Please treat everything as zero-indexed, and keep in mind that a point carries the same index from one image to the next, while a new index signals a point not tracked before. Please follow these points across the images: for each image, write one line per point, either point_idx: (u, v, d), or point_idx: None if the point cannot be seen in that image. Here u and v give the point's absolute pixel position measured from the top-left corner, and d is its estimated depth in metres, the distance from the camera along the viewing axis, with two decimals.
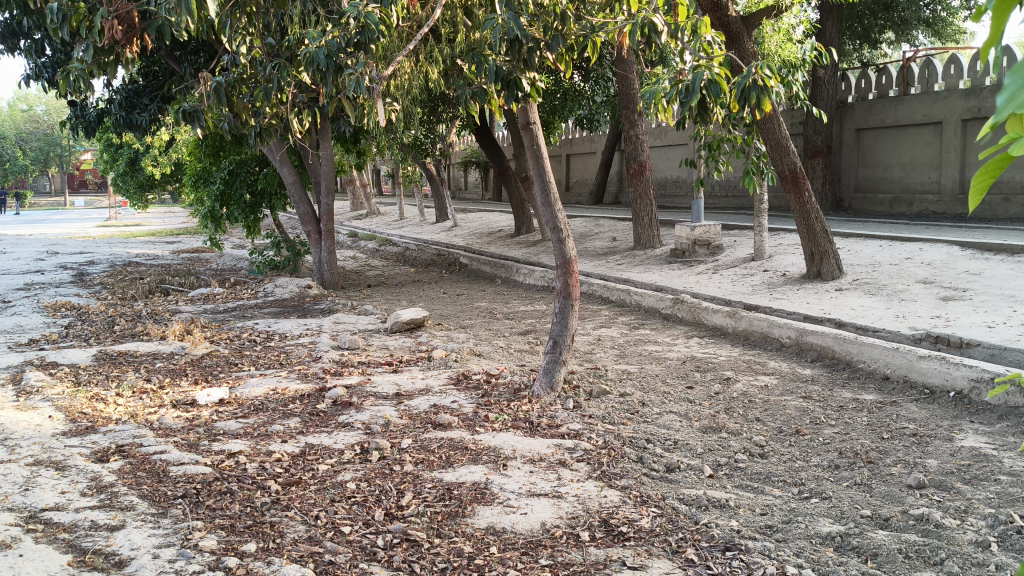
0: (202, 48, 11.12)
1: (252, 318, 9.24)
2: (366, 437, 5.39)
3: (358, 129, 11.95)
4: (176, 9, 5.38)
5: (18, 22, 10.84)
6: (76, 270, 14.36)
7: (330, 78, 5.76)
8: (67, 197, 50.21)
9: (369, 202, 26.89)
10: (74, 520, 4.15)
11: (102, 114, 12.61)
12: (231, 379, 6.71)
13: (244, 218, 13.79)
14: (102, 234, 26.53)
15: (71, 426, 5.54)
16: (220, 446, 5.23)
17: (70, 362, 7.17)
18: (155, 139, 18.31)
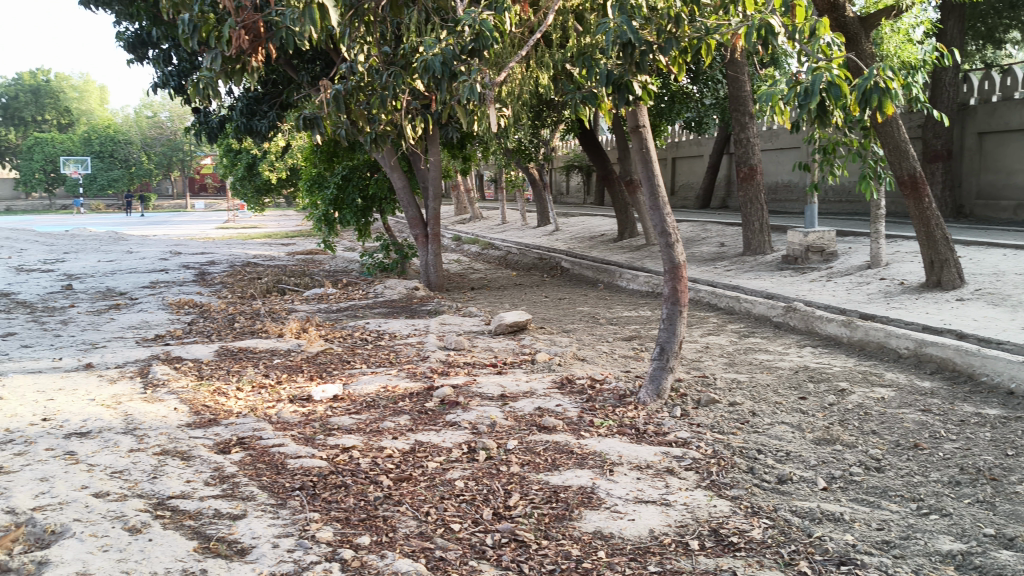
0: (318, 56, 11.48)
1: (364, 317, 9.47)
2: (474, 436, 5.46)
3: (465, 134, 12.12)
4: (299, 19, 5.60)
5: (147, 32, 11.41)
6: (198, 270, 15.01)
7: (445, 85, 5.87)
8: (188, 201, 52.45)
9: (473, 206, 27.25)
10: (199, 508, 4.34)
11: (224, 120, 13.14)
12: (345, 376, 6.90)
13: (355, 221, 14.14)
14: (222, 237, 27.14)
15: (195, 417, 5.80)
16: (334, 441, 5.39)
17: (194, 357, 7.50)
18: (272, 144, 19.01)
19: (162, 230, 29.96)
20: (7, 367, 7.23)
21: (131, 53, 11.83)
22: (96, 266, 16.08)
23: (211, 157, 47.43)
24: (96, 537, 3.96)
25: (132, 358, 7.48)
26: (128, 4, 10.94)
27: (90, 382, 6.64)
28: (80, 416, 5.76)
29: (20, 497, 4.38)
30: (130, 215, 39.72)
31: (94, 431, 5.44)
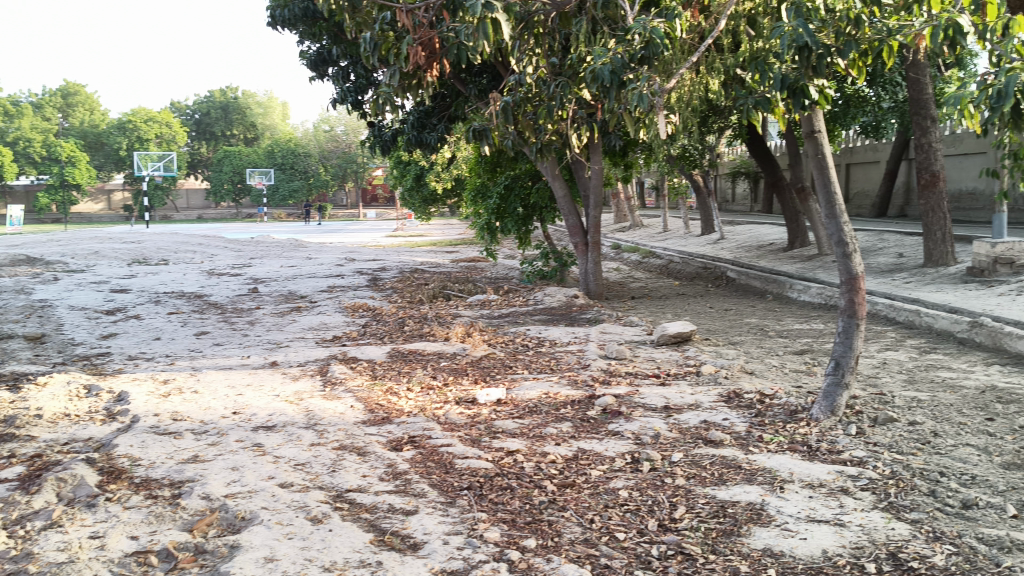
0: (485, 70, 11.79)
1: (525, 324, 9.63)
2: (637, 447, 5.45)
3: (629, 142, 12.12)
4: (473, 33, 5.81)
5: (328, 51, 12.09)
6: (370, 276, 15.70)
7: (614, 94, 5.94)
8: (359, 209, 54.87)
9: (633, 215, 27.20)
10: (374, 502, 4.55)
11: (396, 133, 13.70)
12: (508, 381, 7.04)
13: (516, 230, 14.44)
14: (392, 244, 28.33)
15: (370, 415, 6.08)
16: (500, 444, 5.51)
17: (368, 358, 7.86)
18: (439, 156, 19.68)
19: (337, 238, 31.54)
20: (202, 363, 7.82)
21: (313, 70, 12.53)
22: (278, 271, 17.13)
23: (380, 168, 49.47)
24: (282, 525, 4.22)
25: (311, 357, 7.92)
26: (312, 24, 11.62)
27: (274, 379, 7.08)
28: (266, 410, 6.15)
29: (214, 484, 4.73)
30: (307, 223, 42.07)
31: (279, 425, 5.80)
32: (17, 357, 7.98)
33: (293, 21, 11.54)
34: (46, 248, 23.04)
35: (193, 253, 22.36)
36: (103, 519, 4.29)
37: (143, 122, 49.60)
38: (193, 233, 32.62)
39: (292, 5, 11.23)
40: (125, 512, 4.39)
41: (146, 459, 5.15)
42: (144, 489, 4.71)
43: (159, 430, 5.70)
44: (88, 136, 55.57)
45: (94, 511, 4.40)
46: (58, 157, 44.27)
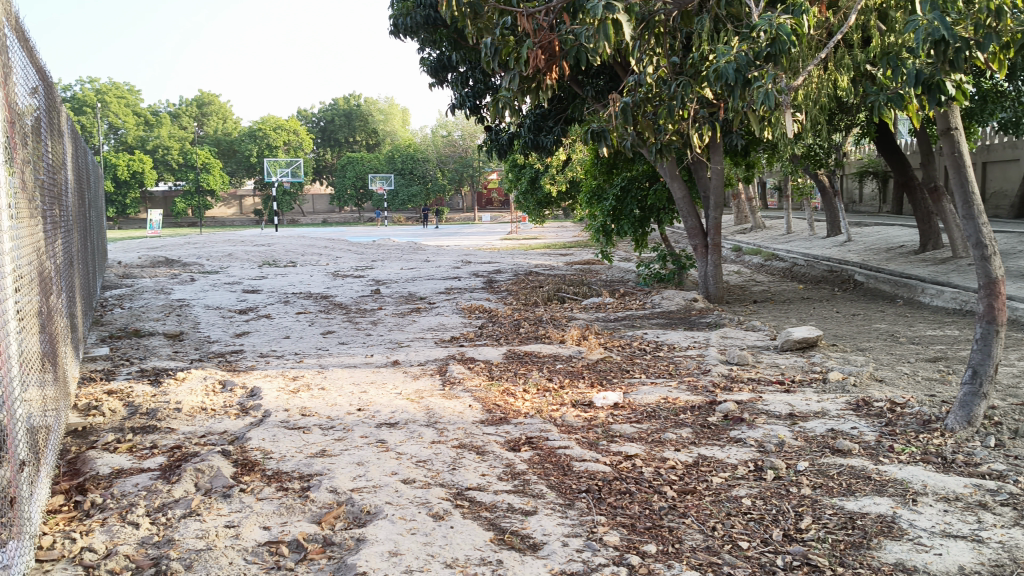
0: (603, 71, 11.76)
1: (642, 328, 9.54)
2: (760, 454, 5.33)
3: (751, 141, 11.85)
4: (593, 35, 5.84)
5: (448, 57, 12.34)
6: (487, 278, 15.90)
7: (739, 93, 5.87)
8: (476, 212, 55.62)
9: (754, 216, 26.64)
10: (494, 501, 4.60)
11: (512, 137, 13.82)
12: (625, 385, 6.99)
13: (633, 232, 14.29)
14: (509, 246, 28.65)
15: (488, 415, 6.15)
16: (618, 447, 5.48)
17: (485, 358, 7.95)
18: (555, 158, 19.77)
19: (455, 241, 32.16)
20: (327, 361, 8.08)
21: (433, 77, 12.88)
22: (399, 273, 17.57)
23: (496, 171, 50.02)
24: (405, 520, 4.32)
25: (431, 357, 8.07)
26: (433, 31, 11.84)
27: (395, 378, 7.26)
28: (388, 408, 6.31)
29: (341, 478, 4.88)
30: (426, 226, 42.96)
31: (401, 423, 5.94)
32: (158, 353, 8.45)
33: (415, 29, 11.79)
34: (186, 250, 24.38)
35: (319, 255, 23.20)
36: (237, 510, 4.49)
37: (271, 130, 51.78)
38: (319, 237, 33.87)
39: (414, 13, 11.46)
40: (258, 503, 4.58)
41: (277, 452, 5.37)
42: (275, 481, 4.91)
43: (288, 425, 5.92)
44: (222, 144, 58.43)
45: (229, 501, 4.61)
46: (194, 165, 46.73)
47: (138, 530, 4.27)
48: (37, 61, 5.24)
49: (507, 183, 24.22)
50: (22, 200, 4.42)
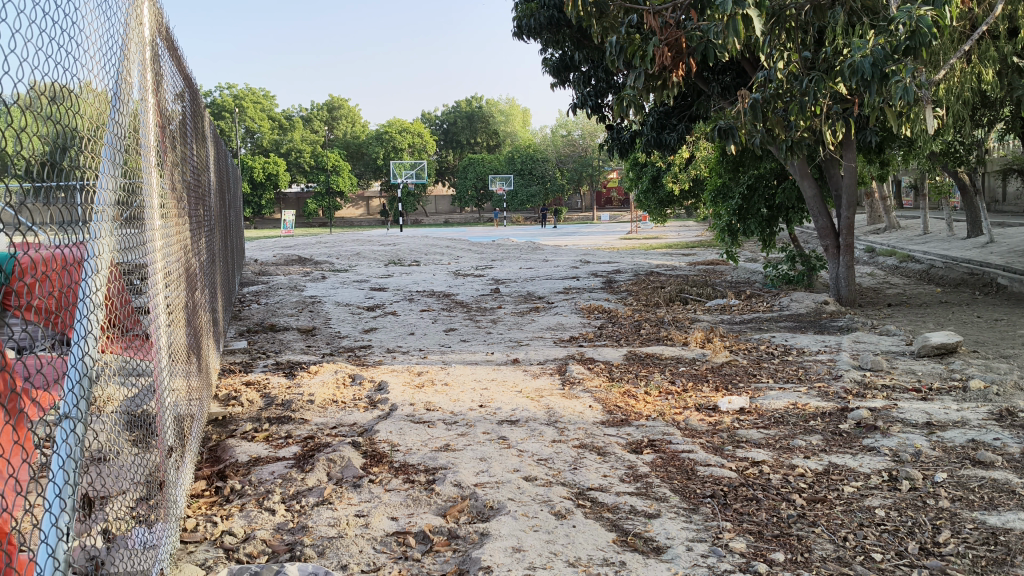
0: (730, 66, 11.52)
1: (769, 331, 9.30)
2: (895, 464, 5.13)
3: (885, 138, 11.41)
4: (723, 31, 5.81)
5: (571, 57, 12.46)
6: (608, 278, 15.86)
7: (876, 88, 5.70)
8: (595, 211, 55.52)
9: (888, 215, 25.62)
10: (616, 502, 4.58)
11: (634, 135, 13.86)
12: (751, 390, 6.83)
13: (760, 232, 14.12)
14: (630, 245, 28.50)
15: (609, 416, 6.13)
16: (744, 453, 5.36)
17: (606, 359, 7.93)
18: (678, 156, 19.56)
19: (574, 240, 32.27)
20: (450, 358, 8.24)
21: (555, 77, 13.02)
22: (520, 272, 17.72)
23: (616, 170, 49.80)
24: (528, 517, 4.36)
25: (552, 357, 8.11)
26: (556, 32, 11.84)
27: (517, 376, 7.33)
28: (510, 405, 6.38)
29: (465, 473, 4.96)
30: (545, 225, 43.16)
31: (522, 420, 5.99)
32: (292, 347, 8.80)
33: (538, 30, 11.82)
34: (317, 249, 25.32)
35: (443, 254, 23.70)
36: (367, 500, 4.64)
37: (395, 132, 53.13)
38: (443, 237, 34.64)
39: (537, 14, 11.50)
40: (386, 494, 4.71)
41: (404, 445, 5.50)
42: (402, 473, 5.04)
43: (414, 418, 6.07)
44: (350, 146, 60.36)
45: (358, 491, 4.76)
46: (325, 167, 48.53)
47: (274, 516, 4.46)
48: (183, 67, 5.50)
49: (629, 181, 24.22)
50: (171, 202, 4.65)
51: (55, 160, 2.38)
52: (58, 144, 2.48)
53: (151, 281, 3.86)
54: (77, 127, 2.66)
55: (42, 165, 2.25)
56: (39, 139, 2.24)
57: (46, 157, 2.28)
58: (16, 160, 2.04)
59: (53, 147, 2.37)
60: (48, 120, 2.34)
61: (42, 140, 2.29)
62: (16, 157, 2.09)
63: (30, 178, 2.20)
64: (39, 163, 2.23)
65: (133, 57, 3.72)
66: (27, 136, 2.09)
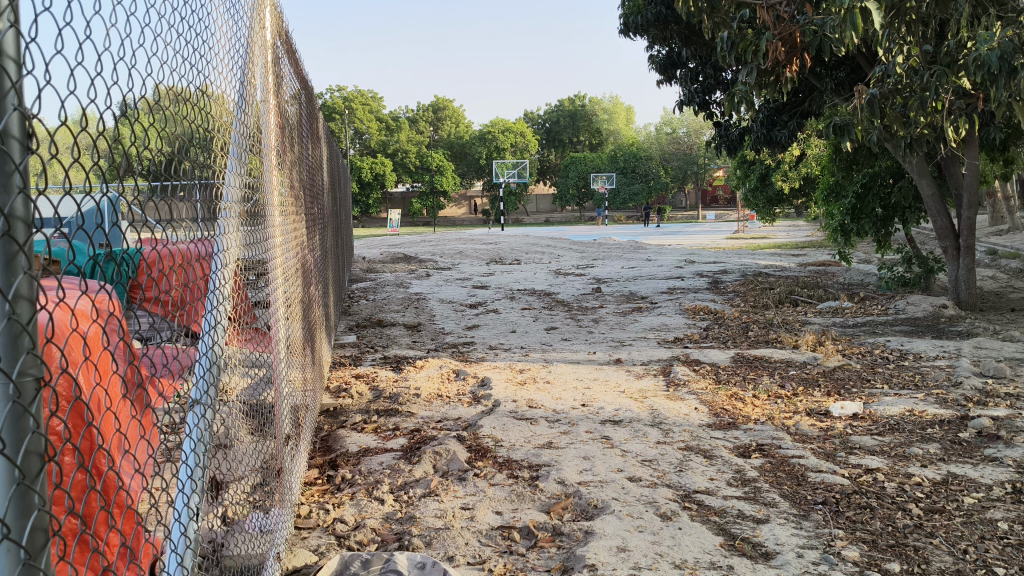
0: (844, 61, 11.21)
1: (884, 335, 8.99)
2: (1019, 476, 4.88)
3: (1010, 135, 10.88)
4: (839, 24, 5.68)
5: (678, 53, 12.35)
6: (713, 278, 15.61)
7: (1002, 83, 5.47)
8: (699, 211, 54.65)
9: (1013, 216, 24.38)
10: (724, 506, 4.51)
11: (742, 132, 13.64)
12: (865, 395, 6.62)
13: (874, 232, 13.67)
14: (737, 245, 27.96)
15: (715, 419, 6.04)
16: (857, 460, 5.20)
17: (712, 361, 7.82)
18: (788, 153, 19.11)
19: (676, 241, 31.91)
20: (553, 356, 8.26)
21: (661, 74, 12.97)
22: (624, 271, 17.61)
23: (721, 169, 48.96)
24: (633, 517, 4.34)
25: (656, 358, 8.04)
26: (663, 28, 11.75)
27: (620, 376, 7.30)
28: (613, 405, 6.35)
29: (569, 471, 4.97)
30: (648, 225, 42.77)
31: (626, 421, 5.97)
32: (398, 342, 8.98)
33: (645, 27, 11.75)
34: (422, 248, 25.80)
35: (546, 253, 23.77)
36: (472, 493, 4.70)
37: (498, 132, 53.59)
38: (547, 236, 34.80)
39: (645, 10, 11.43)
40: (491, 488, 4.77)
41: (507, 441, 5.55)
42: (507, 468, 5.08)
43: (518, 415, 6.12)
44: (454, 146, 61.19)
45: (463, 484, 4.83)
46: (430, 167, 49.39)
47: (382, 505, 4.57)
48: (301, 69, 5.64)
49: (737, 179, 23.83)
50: (289, 199, 4.83)
51: (182, 157, 2.49)
52: (187, 141, 2.60)
53: (270, 276, 4.00)
54: (206, 127, 2.78)
55: (170, 161, 2.36)
56: (169, 139, 2.36)
57: (174, 153, 2.39)
58: (142, 159, 2.16)
59: (181, 144, 2.47)
60: (178, 118, 2.45)
61: (173, 137, 2.40)
62: (145, 154, 2.19)
63: (156, 176, 2.30)
64: (168, 159, 2.34)
65: (256, 60, 3.87)
66: (156, 136, 2.19)
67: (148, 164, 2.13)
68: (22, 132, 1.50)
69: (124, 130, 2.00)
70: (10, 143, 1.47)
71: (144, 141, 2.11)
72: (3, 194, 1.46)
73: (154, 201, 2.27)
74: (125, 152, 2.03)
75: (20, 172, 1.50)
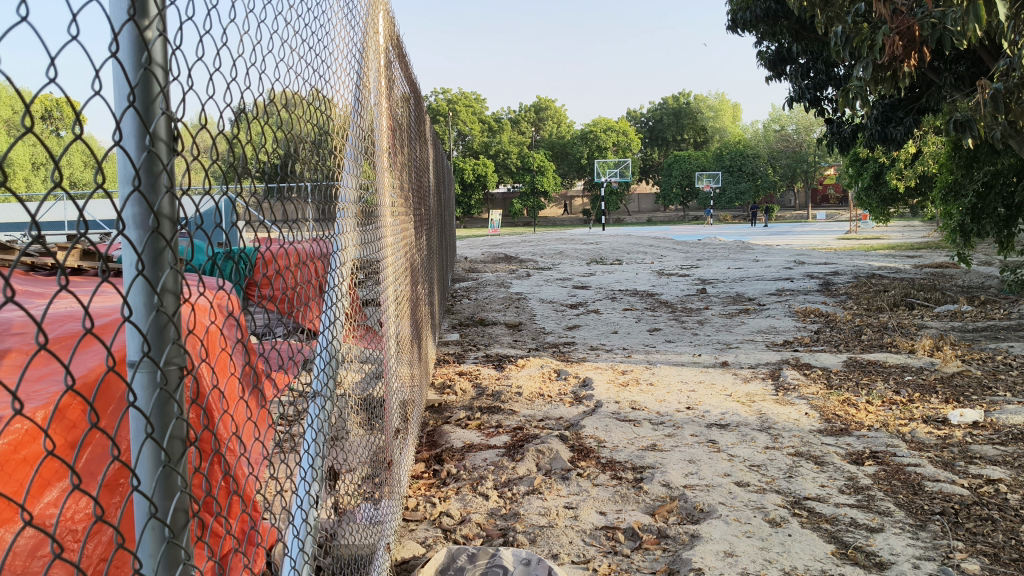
0: (965, 56, 10.80)
1: (1007, 340, 8.58)
2: None
3: None
4: (962, 16, 5.49)
5: (789, 49, 12.14)
6: (823, 279, 15.20)
7: None
8: (808, 210, 53.17)
9: None
10: (835, 514, 4.39)
11: (855, 129, 13.27)
12: (987, 403, 6.34)
13: (996, 233, 13.15)
14: (850, 245, 27.10)
15: (826, 424, 5.88)
16: (978, 470, 4.99)
17: (823, 365, 7.61)
18: (903, 151, 18.48)
19: (784, 240, 31.16)
20: (656, 358, 8.20)
21: (770, 70, 12.77)
22: (729, 272, 17.32)
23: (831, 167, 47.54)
24: (740, 522, 4.27)
25: (764, 361, 7.88)
26: (773, 24, 11.51)
27: (727, 379, 7.19)
28: (719, 409, 6.26)
29: (674, 473, 4.93)
30: (754, 225, 41.90)
31: (732, 425, 5.87)
32: (500, 341, 9.07)
33: (754, 23, 11.53)
34: (525, 247, 25.99)
35: (647, 253, 23.58)
36: (576, 492, 4.71)
37: (600, 132, 53.48)
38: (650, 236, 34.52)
39: (754, 6, 11.24)
40: (594, 488, 4.77)
41: (610, 441, 5.54)
42: (610, 469, 5.07)
43: (621, 416, 6.10)
44: (556, 146, 61.33)
45: (567, 483, 4.85)
46: (531, 167, 49.68)
47: (487, 501, 4.63)
48: (411, 73, 5.77)
49: (849, 177, 23.16)
50: (399, 200, 4.94)
51: (296, 158, 2.55)
52: (302, 143, 2.67)
53: (381, 275, 4.10)
54: (321, 130, 2.85)
55: (283, 161, 2.42)
56: (284, 141, 2.42)
57: (289, 155, 2.46)
58: (257, 160, 2.22)
59: (295, 146, 2.54)
60: (294, 121, 2.51)
61: (290, 138, 2.47)
62: (262, 155, 2.25)
63: (270, 177, 2.36)
64: (280, 161, 2.40)
65: (371, 65, 3.97)
66: (271, 136, 2.25)
67: (261, 165, 2.19)
68: (168, 135, 1.59)
69: (243, 131, 2.06)
70: (159, 144, 1.56)
71: (260, 144, 2.17)
72: (152, 193, 1.55)
73: (268, 199, 2.34)
74: (241, 154, 2.09)
75: (168, 172, 1.58)
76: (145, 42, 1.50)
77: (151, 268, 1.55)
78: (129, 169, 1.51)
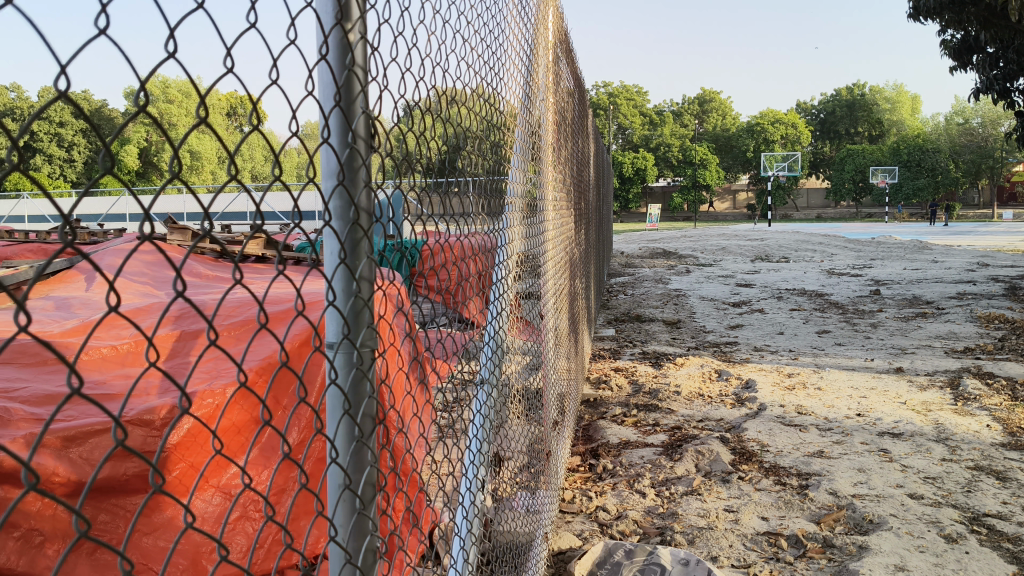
0: None
1: None
2: None
3: None
4: None
5: (976, 37, 11.49)
6: (1008, 283, 14.16)
7: None
8: (993, 209, 49.48)
9: None
10: (1018, 533, 4.11)
11: None
12: None
13: None
14: None
15: (1010, 438, 5.50)
16: None
17: (1008, 375, 7.12)
18: None
19: (967, 241, 29.17)
20: (824, 361, 7.91)
21: (954, 60, 12.09)
22: (904, 273, 16.43)
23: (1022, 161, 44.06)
24: (913, 536, 4.07)
25: (942, 368, 7.45)
26: (959, 12, 10.84)
27: (900, 386, 6.85)
28: (892, 417, 5.99)
29: (842, 482, 4.75)
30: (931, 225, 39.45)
31: (906, 434, 5.60)
32: (658, 338, 9.00)
33: (938, 10, 10.90)
34: (687, 245, 25.53)
35: (814, 252, 22.67)
36: (736, 496, 4.62)
37: (766, 125, 51.82)
38: (819, 232, 33.07)
39: None
40: (756, 493, 4.66)
41: (774, 446, 5.40)
42: (774, 474, 4.95)
43: (785, 420, 5.93)
44: (718, 140, 59.87)
45: (728, 486, 4.76)
46: (693, 162, 48.69)
47: (644, 498, 4.62)
48: (577, 68, 5.81)
49: None
50: (561, 196, 4.99)
51: (463, 152, 2.60)
52: (471, 139, 2.73)
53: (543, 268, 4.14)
54: (488, 127, 2.90)
55: (452, 156, 2.48)
56: (453, 135, 2.48)
57: (457, 150, 2.51)
58: (428, 155, 2.29)
59: (463, 141, 2.59)
60: (463, 117, 2.56)
61: (458, 133, 2.52)
62: (432, 149, 2.31)
63: (439, 172, 2.42)
64: (449, 156, 2.45)
65: (540, 63, 4.03)
66: (442, 131, 2.31)
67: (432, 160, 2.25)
68: (367, 132, 1.67)
69: (417, 126, 2.13)
70: (359, 141, 1.64)
71: (431, 138, 2.23)
72: (353, 186, 1.64)
73: (435, 193, 2.40)
74: (414, 148, 2.16)
75: (366, 166, 1.67)
76: (350, 44, 1.57)
77: (352, 258, 1.64)
78: (332, 164, 1.60)
